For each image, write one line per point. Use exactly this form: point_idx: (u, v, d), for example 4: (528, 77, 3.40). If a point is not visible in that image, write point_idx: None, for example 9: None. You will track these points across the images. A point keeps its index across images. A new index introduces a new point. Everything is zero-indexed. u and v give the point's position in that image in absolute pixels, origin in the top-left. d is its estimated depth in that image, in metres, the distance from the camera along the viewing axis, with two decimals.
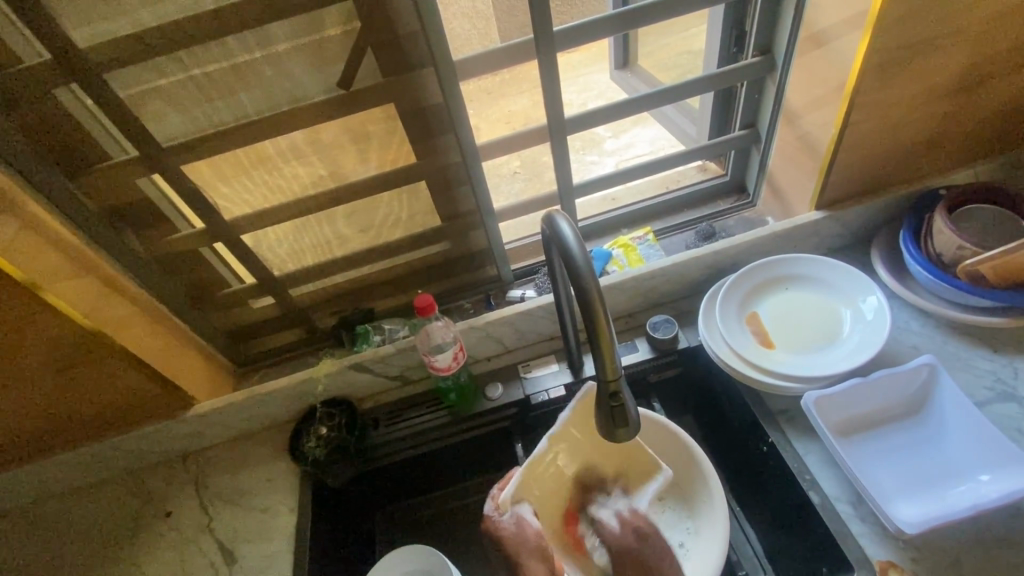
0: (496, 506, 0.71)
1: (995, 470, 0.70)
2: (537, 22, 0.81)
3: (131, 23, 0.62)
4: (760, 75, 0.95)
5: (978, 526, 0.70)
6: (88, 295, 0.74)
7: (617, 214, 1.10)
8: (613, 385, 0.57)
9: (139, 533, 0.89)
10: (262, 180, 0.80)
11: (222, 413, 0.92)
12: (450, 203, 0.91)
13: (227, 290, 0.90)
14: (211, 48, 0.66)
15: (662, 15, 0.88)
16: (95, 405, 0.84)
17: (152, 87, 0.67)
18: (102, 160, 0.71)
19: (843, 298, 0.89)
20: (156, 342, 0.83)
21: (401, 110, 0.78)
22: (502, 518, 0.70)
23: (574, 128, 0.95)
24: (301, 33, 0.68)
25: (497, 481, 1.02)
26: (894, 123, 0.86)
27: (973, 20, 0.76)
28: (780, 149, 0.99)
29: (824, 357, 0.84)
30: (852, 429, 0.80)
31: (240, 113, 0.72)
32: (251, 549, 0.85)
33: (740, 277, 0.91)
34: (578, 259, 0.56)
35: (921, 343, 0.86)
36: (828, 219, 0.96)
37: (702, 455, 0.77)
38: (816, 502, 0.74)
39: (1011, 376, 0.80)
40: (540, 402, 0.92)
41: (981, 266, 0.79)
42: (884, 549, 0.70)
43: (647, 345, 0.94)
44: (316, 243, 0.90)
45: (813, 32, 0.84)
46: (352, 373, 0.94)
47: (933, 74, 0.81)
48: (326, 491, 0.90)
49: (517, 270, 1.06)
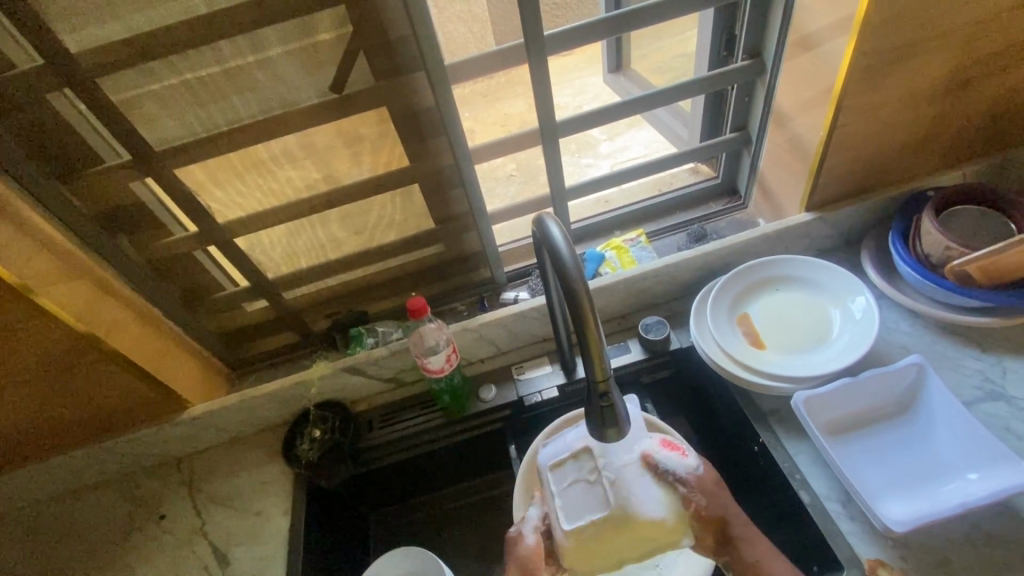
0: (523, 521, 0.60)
1: (983, 468, 0.71)
2: (529, 25, 0.82)
3: (123, 29, 0.63)
4: (750, 78, 0.96)
5: (968, 525, 0.70)
6: (82, 299, 0.74)
7: (610, 216, 1.11)
8: (602, 384, 0.56)
9: (133, 536, 0.90)
10: (256, 184, 0.80)
11: (216, 416, 0.92)
12: (443, 204, 0.92)
13: (222, 293, 0.91)
14: (204, 53, 0.66)
15: (653, 19, 0.88)
16: (89, 408, 0.84)
17: (145, 92, 0.68)
18: (95, 164, 0.72)
19: (833, 299, 0.90)
20: (149, 345, 0.83)
21: (394, 113, 0.79)
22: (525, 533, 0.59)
23: (567, 130, 0.96)
24: (293, 37, 0.69)
25: (491, 483, 1.02)
26: (882, 125, 0.87)
27: (959, 23, 0.77)
28: (771, 151, 1.00)
29: (814, 358, 0.84)
30: (843, 428, 0.80)
31: (233, 116, 0.72)
32: (245, 551, 0.85)
33: (730, 278, 0.92)
34: (566, 259, 0.57)
35: (910, 343, 0.87)
36: (819, 221, 0.97)
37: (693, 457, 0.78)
38: (806, 501, 0.75)
39: (999, 375, 0.81)
40: (533, 403, 0.93)
41: (968, 266, 0.80)
42: (872, 548, 0.70)
43: (640, 346, 0.95)
44: (310, 246, 0.90)
45: (801, 36, 0.85)
46: (345, 375, 0.94)
47: (920, 76, 0.82)
48: (320, 494, 0.90)
49: (510, 272, 1.06)
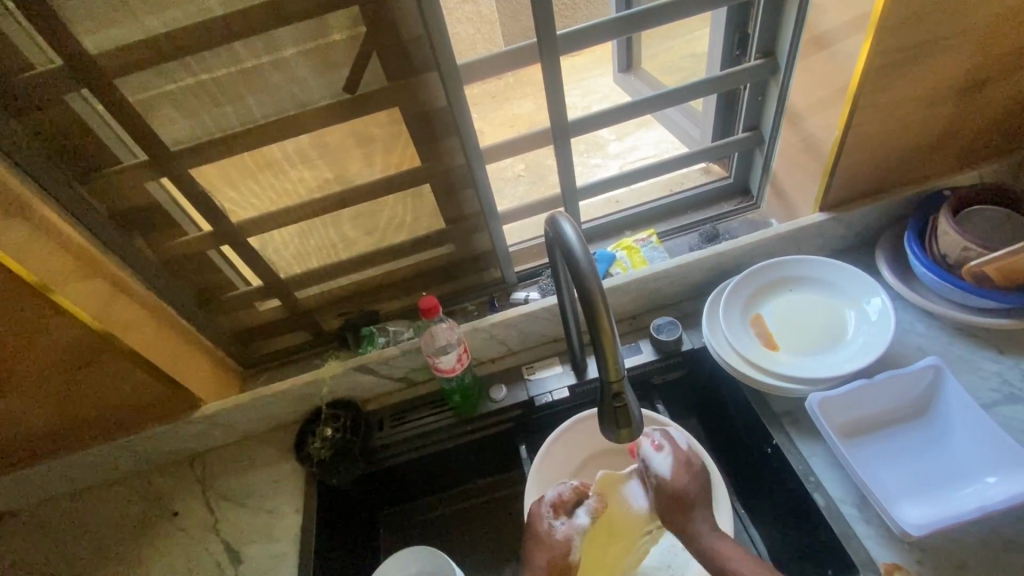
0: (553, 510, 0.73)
1: (1001, 471, 0.70)
2: (540, 26, 0.81)
3: (139, 29, 0.63)
4: (764, 77, 0.95)
5: (985, 529, 0.69)
6: (97, 297, 0.75)
7: (621, 216, 1.11)
8: (616, 385, 0.57)
9: (147, 533, 0.90)
10: (269, 184, 0.81)
11: (229, 414, 0.93)
12: (454, 205, 0.92)
13: (235, 292, 0.91)
14: (219, 53, 0.67)
15: (665, 18, 0.88)
16: (104, 407, 0.85)
17: (161, 91, 0.68)
18: (111, 165, 0.72)
19: (847, 299, 0.89)
20: (164, 344, 0.84)
21: (406, 114, 0.79)
22: (557, 525, 0.72)
23: (579, 131, 0.96)
24: (307, 38, 0.69)
25: (501, 482, 1.02)
26: (898, 124, 0.86)
27: (977, 21, 0.76)
28: (784, 151, 1.00)
29: (828, 359, 0.84)
30: (858, 431, 0.80)
31: (248, 117, 0.73)
32: (257, 549, 0.85)
33: (742, 279, 0.92)
34: (581, 262, 0.56)
35: (926, 345, 0.86)
36: (832, 221, 0.96)
37: (706, 456, 0.78)
38: (821, 504, 0.74)
39: (1017, 377, 0.80)
40: (544, 403, 0.93)
41: (986, 267, 0.79)
42: (889, 552, 0.69)
43: (651, 347, 0.95)
44: (321, 246, 0.91)
45: (816, 35, 0.84)
46: (357, 375, 0.94)
47: (936, 74, 0.81)
48: (332, 492, 0.90)
49: (520, 273, 1.06)
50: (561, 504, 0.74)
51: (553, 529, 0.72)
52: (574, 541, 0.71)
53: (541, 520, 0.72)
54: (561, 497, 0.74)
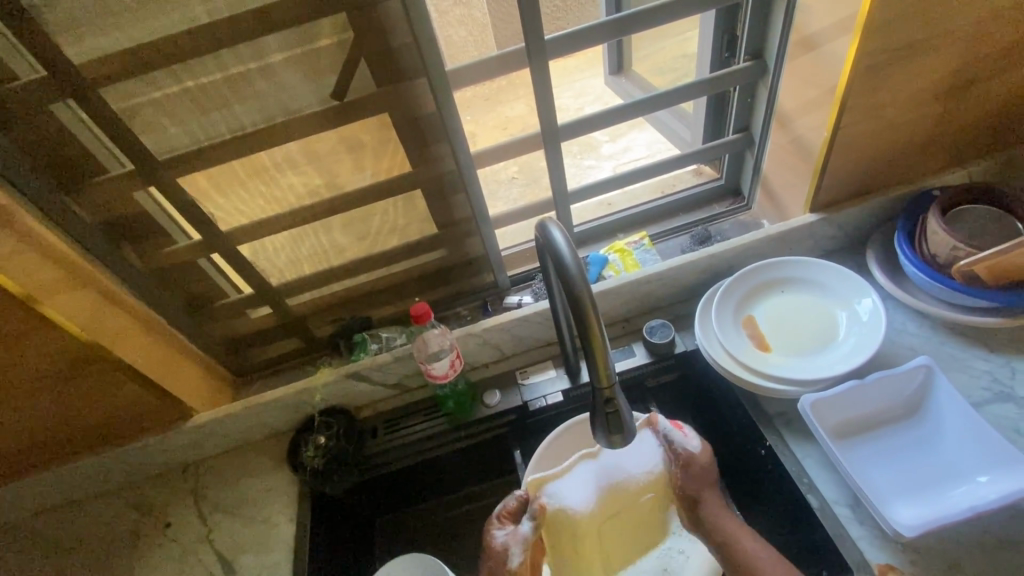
0: (501, 516, 0.71)
1: (993, 471, 0.70)
2: (527, 31, 0.81)
3: (124, 38, 0.62)
4: (753, 79, 0.95)
5: (979, 528, 0.70)
6: (86, 308, 0.74)
7: (613, 219, 1.10)
8: (607, 391, 0.57)
9: (140, 544, 0.90)
10: (258, 192, 0.80)
11: (222, 423, 0.92)
12: (446, 211, 0.91)
13: (226, 300, 0.91)
14: (206, 62, 0.66)
15: (654, 22, 0.88)
16: (95, 417, 0.85)
17: (147, 100, 0.67)
18: (98, 175, 0.72)
19: (838, 300, 0.89)
20: (155, 353, 0.83)
21: (395, 119, 0.78)
22: (498, 534, 0.69)
23: (569, 134, 0.95)
24: (293, 45, 0.69)
25: (496, 487, 1.02)
26: (886, 124, 0.86)
27: (964, 21, 0.76)
28: (774, 153, 1.00)
29: (821, 360, 0.84)
30: (851, 431, 0.80)
31: (236, 125, 0.72)
32: (251, 560, 0.85)
33: (734, 281, 0.92)
34: (571, 267, 0.56)
35: (918, 344, 0.86)
36: (823, 221, 0.96)
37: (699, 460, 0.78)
38: (815, 505, 0.74)
39: (1008, 376, 0.80)
40: (538, 408, 0.93)
41: (975, 266, 0.79)
42: (883, 553, 0.69)
43: (644, 350, 0.95)
44: (313, 252, 0.90)
45: (804, 36, 0.85)
46: (349, 382, 0.94)
47: (924, 75, 0.81)
48: (326, 500, 0.90)
49: (513, 277, 1.06)
50: (508, 513, 0.71)
51: (497, 535, 0.69)
52: (513, 549, 0.67)
53: (491, 535, 0.69)
54: (511, 507, 0.71)
